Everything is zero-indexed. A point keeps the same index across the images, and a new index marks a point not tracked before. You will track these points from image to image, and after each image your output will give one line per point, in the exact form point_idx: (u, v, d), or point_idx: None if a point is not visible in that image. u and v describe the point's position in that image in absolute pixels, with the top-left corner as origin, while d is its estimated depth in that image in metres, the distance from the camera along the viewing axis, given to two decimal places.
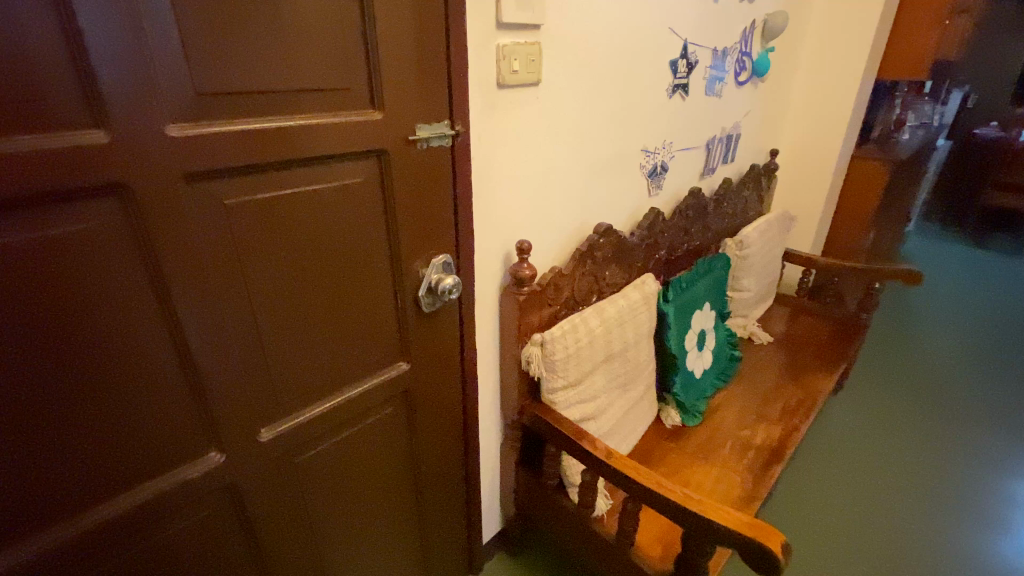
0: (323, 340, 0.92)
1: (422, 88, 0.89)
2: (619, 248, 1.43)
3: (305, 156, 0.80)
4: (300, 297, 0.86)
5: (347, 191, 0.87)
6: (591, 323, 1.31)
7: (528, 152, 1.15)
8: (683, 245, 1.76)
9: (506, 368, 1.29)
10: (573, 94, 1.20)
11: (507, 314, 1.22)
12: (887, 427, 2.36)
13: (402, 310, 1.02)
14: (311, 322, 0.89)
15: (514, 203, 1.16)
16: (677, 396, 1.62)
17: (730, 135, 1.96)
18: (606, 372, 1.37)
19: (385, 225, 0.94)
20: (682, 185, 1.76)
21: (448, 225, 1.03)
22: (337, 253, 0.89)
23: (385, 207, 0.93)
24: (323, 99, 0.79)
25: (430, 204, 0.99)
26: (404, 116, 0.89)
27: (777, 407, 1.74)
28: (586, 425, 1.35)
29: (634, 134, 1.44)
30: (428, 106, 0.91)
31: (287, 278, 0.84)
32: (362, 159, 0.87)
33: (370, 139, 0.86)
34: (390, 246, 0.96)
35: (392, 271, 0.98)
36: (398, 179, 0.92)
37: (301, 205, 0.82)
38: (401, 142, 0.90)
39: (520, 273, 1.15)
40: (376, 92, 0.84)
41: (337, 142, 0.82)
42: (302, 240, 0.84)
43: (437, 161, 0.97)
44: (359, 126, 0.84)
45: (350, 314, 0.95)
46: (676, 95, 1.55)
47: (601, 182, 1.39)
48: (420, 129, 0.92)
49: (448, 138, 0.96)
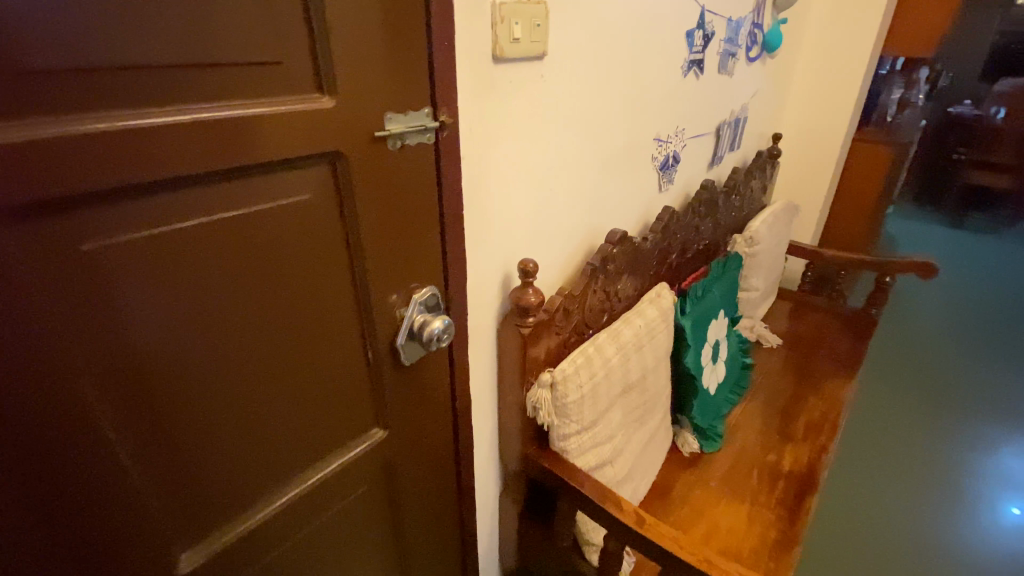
0: (271, 420, 0.67)
1: (393, 63, 0.63)
2: (633, 257, 1.21)
3: (221, 169, 0.54)
4: (232, 368, 0.61)
5: (291, 215, 0.62)
6: (607, 351, 1.09)
7: (532, 148, 0.90)
8: (693, 246, 1.55)
9: (506, 412, 1.06)
10: (584, 72, 0.96)
11: (507, 350, 0.99)
12: (897, 413, 2.22)
13: (376, 363, 0.77)
14: (252, 399, 0.64)
15: (516, 212, 0.92)
16: (695, 420, 1.43)
17: (739, 118, 1.75)
18: (623, 407, 1.15)
19: (349, 257, 0.69)
20: (692, 177, 1.55)
21: (432, 248, 0.78)
22: (284, 303, 0.64)
23: (348, 233, 0.68)
24: (245, 82, 0.53)
25: (409, 223, 0.74)
26: (368, 103, 0.63)
27: (799, 421, 1.58)
28: (602, 471, 1.14)
29: (646, 122, 1.21)
30: (403, 89, 0.66)
31: (210, 346, 0.58)
32: (310, 169, 0.62)
33: (319, 138, 0.60)
34: (357, 284, 0.71)
35: (362, 316, 0.74)
36: (364, 194, 0.67)
37: (222, 243, 0.57)
38: (364, 141, 0.64)
39: (525, 299, 0.92)
40: (324, 69, 0.58)
41: (270, 146, 0.57)
42: (229, 290, 0.58)
43: (416, 166, 0.71)
44: (302, 121, 0.58)
45: (307, 380, 0.70)
46: (690, 73, 1.33)
47: (611, 179, 1.16)
48: (391, 120, 0.66)
49: (429, 132, 0.71)
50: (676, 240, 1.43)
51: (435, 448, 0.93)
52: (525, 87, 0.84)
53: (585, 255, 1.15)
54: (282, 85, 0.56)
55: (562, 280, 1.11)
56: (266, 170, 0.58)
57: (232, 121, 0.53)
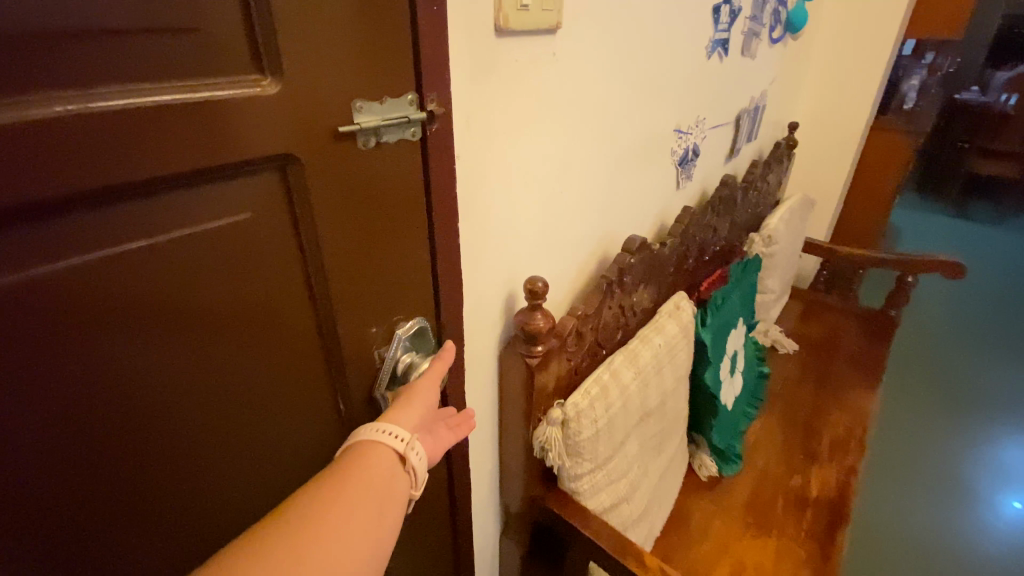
0: (211, 500, 0.52)
1: (363, 35, 0.48)
2: (650, 266, 1.07)
3: (119, 187, 0.39)
4: (150, 446, 0.46)
5: (226, 243, 0.46)
6: (625, 377, 0.95)
7: (542, 145, 0.75)
8: (710, 248, 1.41)
9: (508, 449, 0.92)
10: (602, 52, 0.80)
11: (511, 381, 0.84)
12: (929, 395, 2.07)
13: (350, 411, 0.63)
14: (181, 481, 0.49)
15: (522, 221, 0.77)
16: (714, 442, 1.30)
17: (759, 106, 1.59)
18: (640, 437, 1.02)
19: (309, 291, 0.54)
20: (710, 172, 1.40)
21: (419, 271, 0.63)
22: (222, 355, 0.49)
23: (307, 261, 0.53)
24: (144, 58, 0.37)
25: (388, 242, 0.58)
26: (328, 90, 0.47)
27: (824, 439, 1.46)
28: (618, 510, 1.01)
29: (666, 111, 1.06)
30: (377, 71, 0.50)
31: (115, 421, 0.43)
32: (251, 181, 0.46)
33: (260, 137, 0.44)
34: (321, 322, 0.56)
35: (329, 360, 0.59)
36: (325, 210, 0.51)
37: (128, 285, 0.41)
38: (324, 141, 0.49)
39: (533, 325, 0.77)
40: (264, 41, 0.42)
41: (189, 150, 0.41)
42: (142, 346, 0.43)
43: (397, 171, 0.56)
44: (234, 116, 0.42)
45: (258, 448, 0.55)
46: (714, 54, 1.17)
47: (628, 178, 1.01)
48: (361, 111, 0.50)
49: (414, 126, 0.55)
50: (693, 244, 1.28)
51: (431, 505, 0.78)
52: (534, 70, 0.68)
53: (599, 265, 1.01)
54: (202, 64, 0.40)
55: (573, 296, 0.96)
56: (187, 184, 0.43)
57: (126, 117, 0.37)
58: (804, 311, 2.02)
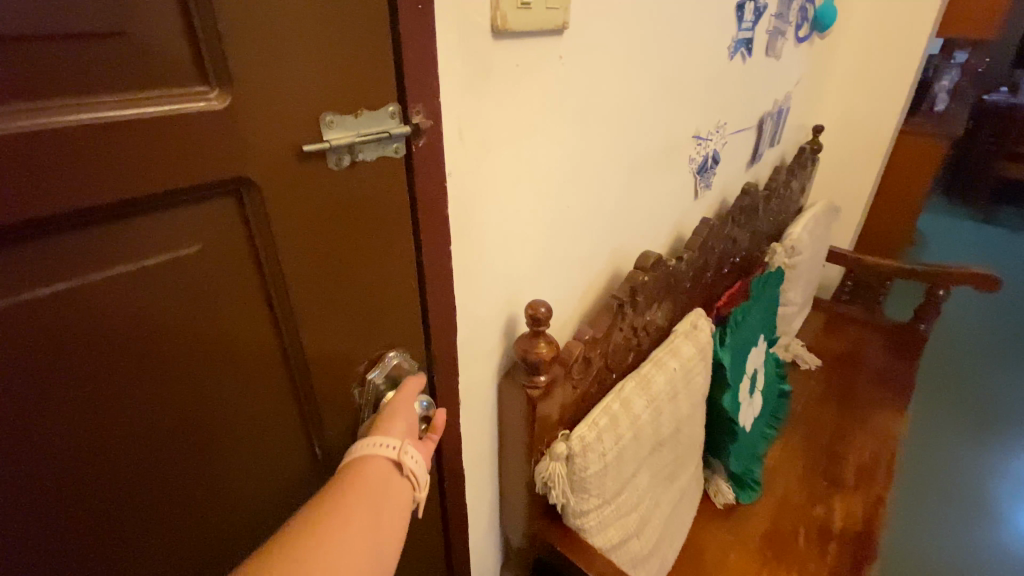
0: (168, 561, 0.47)
1: (331, 39, 0.41)
2: (666, 284, 0.99)
3: (36, 222, 0.33)
4: (88, 511, 0.40)
5: (175, 282, 0.40)
6: (637, 406, 0.88)
7: (547, 157, 0.68)
8: (730, 260, 1.33)
9: (508, 482, 0.85)
10: (614, 56, 0.73)
11: (511, 412, 0.78)
12: (964, 369, 1.94)
13: (326, 453, 0.57)
14: (127, 546, 0.44)
15: (525, 241, 0.71)
16: (731, 468, 1.23)
17: (783, 108, 1.50)
18: (651, 468, 0.95)
19: (276, 330, 0.48)
20: (731, 179, 1.32)
21: (405, 299, 0.57)
22: (173, 407, 0.43)
23: (272, 296, 0.47)
24: (61, 72, 0.31)
25: (367, 270, 0.52)
26: (291, 103, 0.41)
27: (849, 465, 1.37)
28: (627, 547, 0.94)
29: (684, 117, 0.98)
30: (352, 80, 0.44)
31: (40, 484, 0.38)
32: (201, 211, 0.40)
33: (211, 159, 0.38)
34: (290, 362, 0.50)
35: (301, 402, 0.53)
36: (291, 239, 0.45)
37: (55, 334, 0.36)
38: (286, 162, 0.43)
39: (536, 354, 0.71)
40: (209, 48, 0.36)
41: (122, 179, 0.35)
42: (73, 401, 0.37)
43: (376, 192, 0.49)
44: (176, 137, 0.36)
45: (221, 503, 0.49)
46: (737, 55, 1.09)
47: (641, 190, 0.93)
48: (329, 124, 0.44)
49: (397, 141, 0.49)
50: (712, 257, 1.21)
51: (425, 546, 0.72)
52: (538, 76, 0.61)
53: (610, 283, 0.94)
54: (136, 77, 0.34)
55: (581, 316, 0.90)
56: (124, 216, 0.37)
57: (39, 142, 0.31)
58: (826, 323, 1.93)
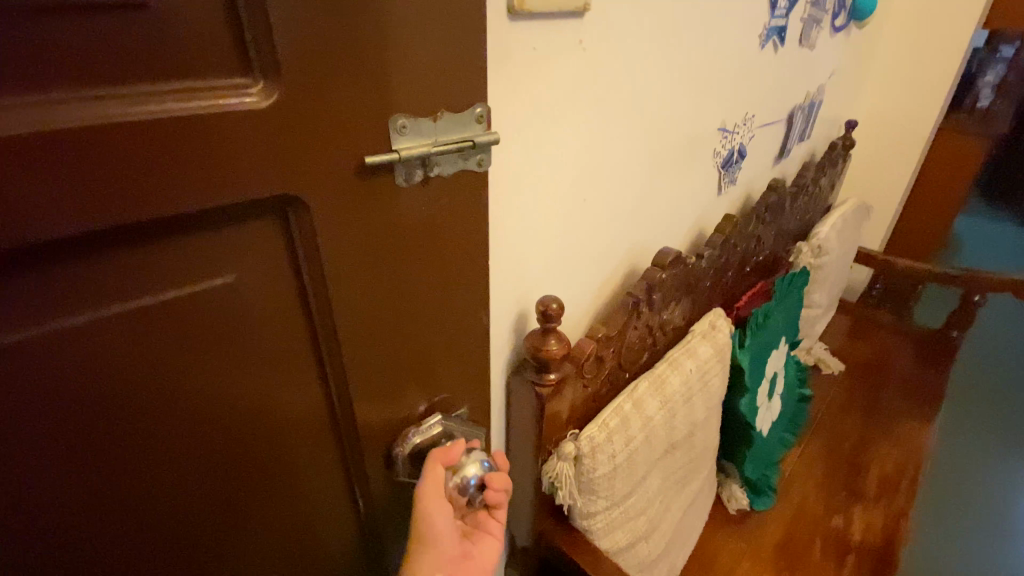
0: (188, 558, 0.48)
1: (378, 56, 0.40)
2: (685, 282, 0.96)
3: (102, 237, 0.34)
4: (134, 504, 0.42)
5: (219, 305, 0.41)
6: (650, 407, 0.85)
7: (563, 147, 0.65)
8: (752, 257, 1.29)
9: (515, 479, 0.84)
10: (640, 44, 0.69)
11: (519, 410, 0.76)
12: None
13: (346, 456, 0.56)
14: (160, 537, 0.45)
15: (539, 233, 0.68)
16: (745, 473, 1.19)
17: (815, 102, 1.44)
18: (662, 471, 0.93)
19: (315, 340, 0.48)
20: (757, 174, 1.27)
21: (444, 313, 0.55)
22: (216, 412, 0.44)
23: (312, 309, 0.47)
24: (112, 87, 0.31)
25: (411, 283, 0.51)
26: (338, 126, 0.40)
27: (870, 475, 1.33)
28: (635, 551, 0.91)
29: (711, 110, 0.95)
30: (401, 82, 0.42)
31: (91, 475, 0.40)
32: (246, 233, 0.41)
33: (258, 171, 0.38)
34: (327, 379, 0.51)
35: (335, 416, 0.53)
36: (336, 265, 0.45)
37: (112, 343, 0.37)
38: (336, 181, 0.42)
39: (545, 351, 0.68)
40: (237, 36, 0.35)
41: (166, 206, 0.35)
42: (126, 403, 0.39)
43: (422, 212, 0.48)
44: (223, 164, 0.36)
45: (247, 508, 0.50)
46: (769, 45, 1.04)
47: (664, 187, 0.90)
48: (403, 133, 0.44)
49: (473, 153, 0.49)
50: (734, 254, 1.16)
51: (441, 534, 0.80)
52: (557, 60, 0.58)
53: (627, 281, 0.91)
54: (178, 90, 0.33)
55: (595, 313, 0.87)
56: (170, 239, 0.37)
57: (96, 157, 0.31)
58: (852, 327, 1.86)
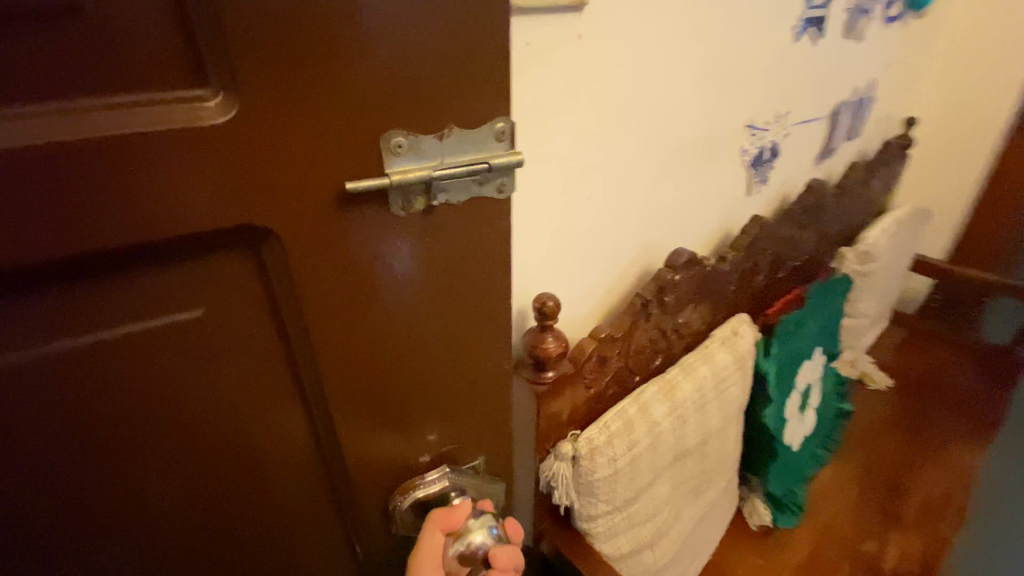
0: (175, 566, 0.49)
1: (353, 83, 0.36)
2: (703, 285, 0.93)
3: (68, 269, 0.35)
4: (114, 517, 0.44)
5: (190, 334, 0.40)
6: (657, 413, 0.83)
7: (562, 142, 0.64)
8: (787, 261, 1.22)
9: (516, 477, 0.84)
10: (647, 37, 0.68)
11: (518, 406, 0.76)
12: None
13: (336, 490, 0.54)
14: (142, 550, 0.46)
15: (536, 229, 0.67)
16: (769, 488, 1.14)
17: (865, 97, 1.34)
18: (672, 478, 0.90)
19: (297, 373, 0.46)
20: (794, 174, 1.20)
21: (446, 351, 0.50)
22: (191, 438, 0.44)
23: (291, 341, 0.44)
24: (64, 121, 0.31)
25: (402, 319, 0.46)
26: (311, 158, 0.37)
27: (911, 499, 1.24)
28: (640, 558, 0.90)
29: (735, 106, 0.91)
30: (387, 100, 0.38)
31: (71, 488, 0.41)
32: (218, 264, 0.39)
33: (220, 202, 0.36)
34: (312, 414, 0.49)
35: (323, 451, 0.51)
36: (315, 304, 0.42)
37: (82, 369, 0.38)
38: (309, 215, 0.39)
39: (541, 349, 0.68)
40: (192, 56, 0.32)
41: (117, 241, 0.34)
42: (99, 424, 0.40)
43: (416, 242, 0.44)
44: (178, 199, 0.35)
45: (230, 531, 0.50)
46: (805, 37, 0.98)
47: (679, 185, 0.87)
48: (400, 157, 0.40)
49: (485, 177, 0.44)
50: (764, 257, 1.11)
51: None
52: (553, 55, 0.58)
53: (640, 282, 0.89)
54: (133, 120, 0.32)
55: (604, 314, 0.85)
56: (135, 272, 0.37)
57: (47, 192, 0.31)
58: (906, 339, 1.72)
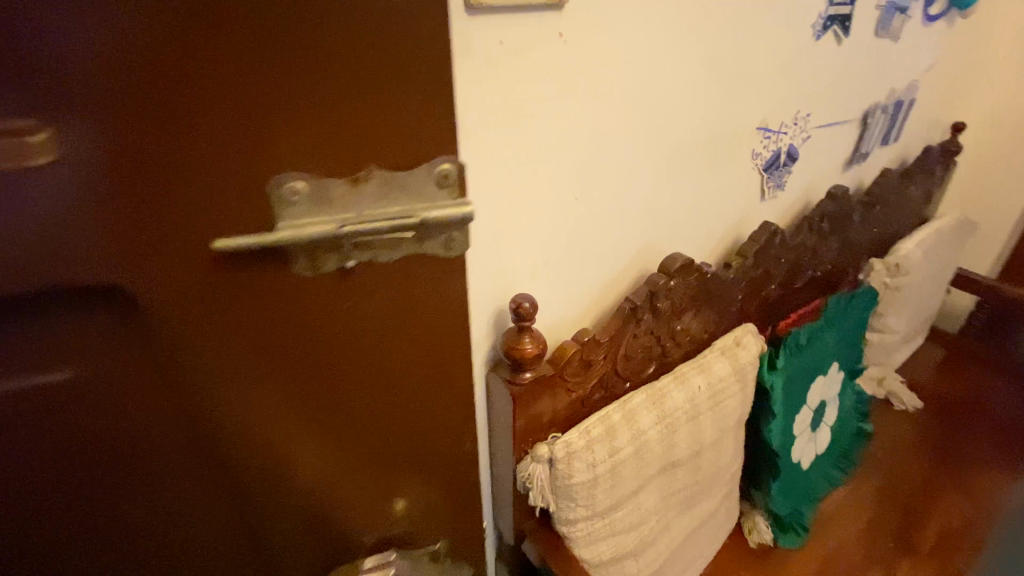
0: None
1: (238, 122, 0.34)
2: (703, 293, 0.90)
3: None
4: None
5: (64, 394, 0.37)
6: (644, 422, 0.81)
7: (545, 144, 0.63)
8: (805, 271, 1.17)
9: (499, 476, 0.84)
10: (640, 35, 0.65)
11: (499, 407, 0.76)
12: None
13: (258, 545, 0.50)
14: None
15: (517, 231, 0.66)
16: (771, 505, 1.10)
17: (903, 100, 1.26)
18: (660, 488, 0.88)
19: (192, 432, 0.42)
20: (816, 179, 1.14)
21: (369, 394, 0.47)
22: (78, 499, 0.41)
23: (182, 398, 0.41)
24: None
25: (315, 364, 0.43)
26: (189, 203, 0.35)
27: (929, 528, 1.16)
28: (623, 567, 0.88)
29: (745, 107, 0.87)
30: (278, 140, 0.36)
31: None
32: (85, 320, 0.36)
33: (84, 254, 0.33)
34: (217, 472, 0.45)
35: (234, 508, 0.47)
36: (202, 352, 0.39)
37: None
38: (200, 263, 0.37)
39: (517, 349, 0.68)
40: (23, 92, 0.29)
41: None
42: None
43: (324, 284, 0.41)
44: (36, 248, 0.32)
45: None
46: (826, 37, 0.93)
47: (680, 189, 0.84)
48: (310, 210, 0.38)
49: (415, 227, 0.42)
50: (777, 266, 1.06)
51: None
52: (532, 54, 0.56)
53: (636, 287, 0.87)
54: None
55: (595, 317, 0.83)
56: None
57: None
58: (945, 359, 1.61)
